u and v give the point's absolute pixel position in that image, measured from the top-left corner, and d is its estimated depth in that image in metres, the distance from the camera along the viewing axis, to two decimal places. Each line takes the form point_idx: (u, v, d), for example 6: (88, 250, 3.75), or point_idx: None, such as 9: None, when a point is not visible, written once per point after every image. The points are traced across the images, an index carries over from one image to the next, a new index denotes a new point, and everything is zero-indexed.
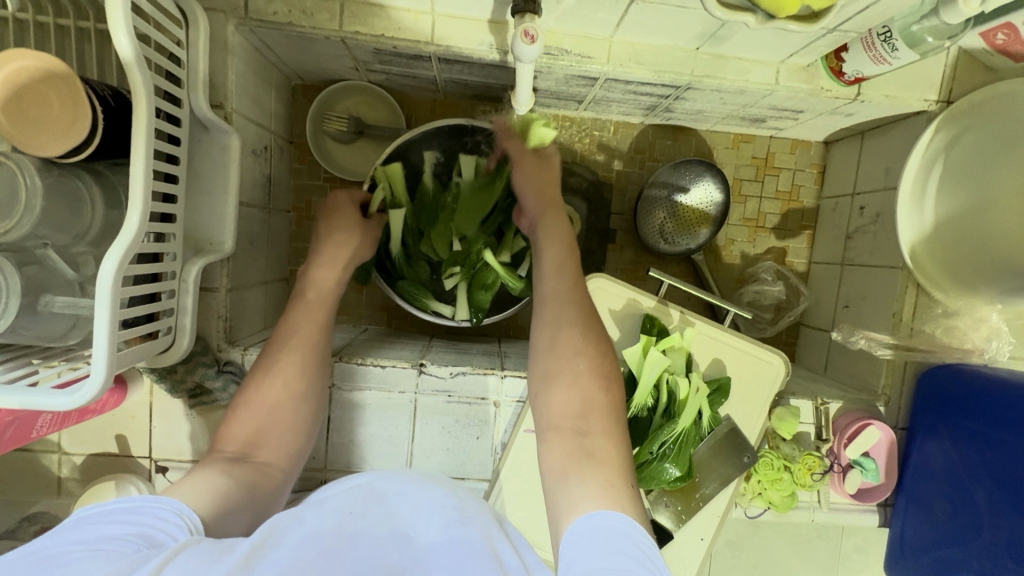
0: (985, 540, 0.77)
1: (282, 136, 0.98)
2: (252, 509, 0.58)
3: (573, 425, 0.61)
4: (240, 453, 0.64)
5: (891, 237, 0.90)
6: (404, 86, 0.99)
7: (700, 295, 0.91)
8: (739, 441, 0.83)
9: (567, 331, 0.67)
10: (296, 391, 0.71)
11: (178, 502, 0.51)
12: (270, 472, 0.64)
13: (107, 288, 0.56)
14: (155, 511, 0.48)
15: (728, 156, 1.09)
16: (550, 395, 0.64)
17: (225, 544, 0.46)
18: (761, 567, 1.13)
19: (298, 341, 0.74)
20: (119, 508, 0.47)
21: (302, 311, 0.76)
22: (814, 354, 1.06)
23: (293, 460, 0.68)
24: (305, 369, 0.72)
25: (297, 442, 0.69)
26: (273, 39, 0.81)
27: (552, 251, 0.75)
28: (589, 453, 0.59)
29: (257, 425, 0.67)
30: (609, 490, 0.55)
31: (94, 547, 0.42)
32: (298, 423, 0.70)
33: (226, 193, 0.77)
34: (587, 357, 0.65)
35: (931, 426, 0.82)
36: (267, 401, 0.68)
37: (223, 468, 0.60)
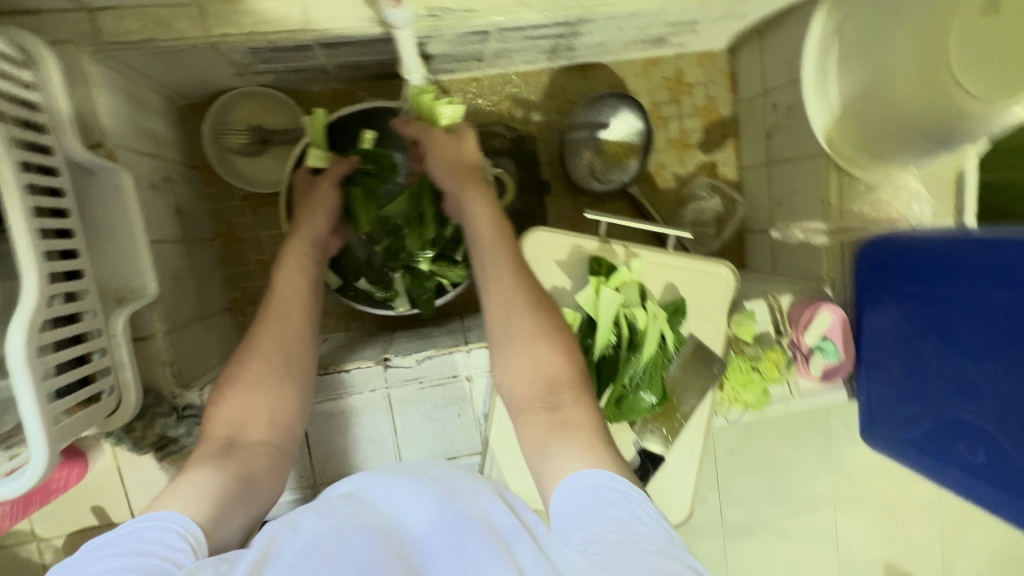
0: (939, 387, 0.80)
1: (182, 162, 0.93)
2: (247, 498, 0.57)
3: (544, 403, 0.63)
4: (228, 441, 0.61)
5: (804, 127, 0.93)
6: (297, 83, 0.94)
7: (646, 226, 0.91)
8: (706, 353, 0.86)
9: (520, 316, 0.66)
10: (280, 365, 0.67)
11: (181, 518, 0.50)
12: (264, 455, 0.62)
13: (23, 363, 0.53)
14: (158, 538, 0.47)
15: (640, 83, 1.09)
16: (512, 371, 0.65)
17: (224, 566, 0.43)
18: (762, 466, 1.20)
19: (277, 320, 0.71)
20: (121, 542, 0.46)
21: (282, 293, 0.73)
22: (761, 255, 1.10)
23: (286, 439, 0.65)
24: (281, 351, 0.68)
25: (287, 420, 0.66)
26: (138, 60, 0.75)
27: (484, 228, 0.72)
28: (564, 423, 0.60)
29: (240, 409, 0.63)
30: (590, 451, 0.57)
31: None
32: (293, 401, 0.66)
33: (132, 234, 0.73)
34: (545, 341, 0.65)
35: (875, 295, 0.87)
36: (248, 380, 0.65)
37: (215, 462, 0.58)
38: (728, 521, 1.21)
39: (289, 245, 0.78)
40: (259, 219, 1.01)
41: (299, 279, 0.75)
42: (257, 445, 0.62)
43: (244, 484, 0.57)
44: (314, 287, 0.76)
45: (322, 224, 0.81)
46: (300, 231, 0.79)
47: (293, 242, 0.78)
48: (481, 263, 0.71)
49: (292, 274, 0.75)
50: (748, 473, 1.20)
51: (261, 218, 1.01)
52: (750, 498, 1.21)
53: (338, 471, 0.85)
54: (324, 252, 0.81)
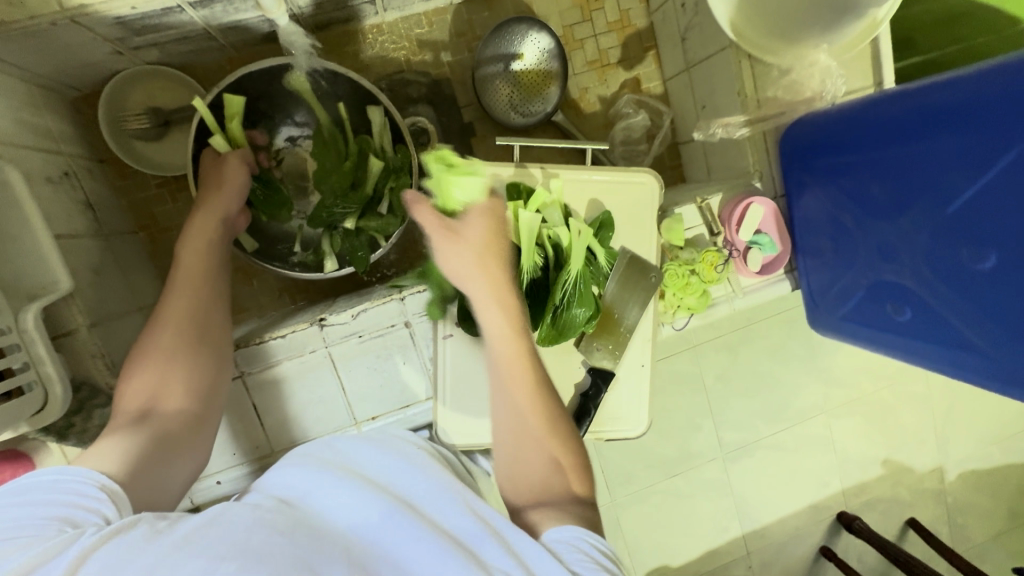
0: (864, 254, 0.80)
1: (84, 156, 0.90)
2: (166, 461, 0.57)
3: (546, 474, 0.58)
4: (144, 410, 0.60)
5: (712, 20, 0.90)
6: (188, 55, 0.91)
7: (565, 143, 0.89)
8: (642, 264, 0.86)
9: (529, 402, 0.60)
10: (190, 335, 0.67)
11: (90, 471, 0.50)
12: (183, 421, 0.62)
13: None
14: (70, 489, 0.47)
15: (548, 6, 1.05)
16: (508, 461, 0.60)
17: (159, 525, 0.43)
18: (753, 387, 1.22)
19: (187, 291, 0.70)
20: (30, 492, 0.46)
21: (189, 264, 0.72)
22: (695, 165, 1.09)
23: (206, 407, 0.65)
24: (194, 321, 0.68)
25: (204, 387, 0.66)
26: (1, 48, 0.72)
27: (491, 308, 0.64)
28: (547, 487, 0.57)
29: (152, 380, 0.62)
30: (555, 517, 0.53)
31: (7, 539, 0.42)
32: (209, 368, 0.67)
33: (31, 229, 0.71)
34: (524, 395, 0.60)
35: (800, 180, 0.86)
36: (160, 352, 0.65)
37: (128, 431, 0.57)
38: (727, 443, 1.23)
39: (194, 216, 0.76)
40: (180, 205, 0.99)
41: (206, 251, 0.74)
42: (176, 412, 0.62)
43: (163, 448, 0.58)
44: (221, 259, 0.76)
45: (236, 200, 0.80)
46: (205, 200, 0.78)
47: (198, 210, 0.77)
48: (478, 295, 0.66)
49: (197, 245, 0.74)
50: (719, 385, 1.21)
51: (182, 204, 0.99)
52: (747, 419, 1.23)
53: (295, 438, 0.85)
54: (232, 226, 0.81)
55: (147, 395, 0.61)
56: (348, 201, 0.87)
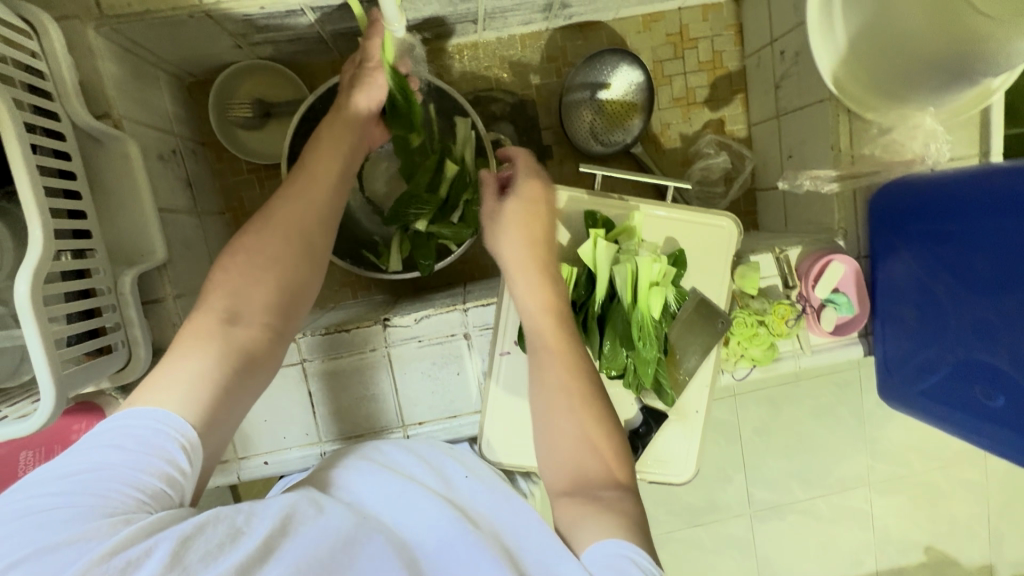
0: (954, 329, 0.76)
1: (190, 137, 0.96)
2: (243, 376, 0.59)
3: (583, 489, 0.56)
4: (229, 315, 0.60)
5: (813, 72, 0.88)
6: (296, 55, 0.96)
7: (644, 179, 0.89)
8: (711, 308, 0.83)
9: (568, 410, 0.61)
10: (294, 249, 0.66)
11: (181, 423, 0.52)
12: (263, 338, 0.61)
13: (29, 310, 0.56)
14: (160, 452, 0.50)
15: (642, 40, 1.06)
16: (550, 469, 0.60)
17: (239, 521, 0.46)
18: (794, 447, 1.16)
19: (302, 203, 0.69)
20: (115, 447, 0.49)
21: (310, 174, 0.72)
22: (772, 213, 1.06)
23: (285, 326, 0.64)
24: (299, 236, 0.67)
25: (290, 304, 0.65)
26: (140, 33, 0.78)
27: (537, 300, 0.70)
28: (595, 503, 0.53)
29: (245, 285, 0.62)
30: (621, 527, 0.50)
31: (99, 503, 0.45)
32: (299, 286, 0.66)
33: (140, 200, 0.76)
34: (581, 417, 0.60)
35: (889, 243, 0.82)
36: (259, 259, 0.64)
37: (214, 336, 0.57)
38: (758, 501, 1.18)
39: (325, 123, 0.76)
40: (266, 192, 1.04)
41: (327, 166, 0.73)
42: (258, 326, 0.61)
43: (242, 365, 0.58)
44: (341, 173, 0.74)
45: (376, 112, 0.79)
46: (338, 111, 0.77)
47: (329, 120, 0.76)
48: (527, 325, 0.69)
49: (327, 156, 0.73)
50: (767, 442, 1.16)
51: (268, 191, 1.04)
52: (782, 479, 1.17)
53: (344, 429, 0.87)
54: (362, 136, 0.79)
55: (235, 299, 0.61)
56: (426, 203, 0.91)
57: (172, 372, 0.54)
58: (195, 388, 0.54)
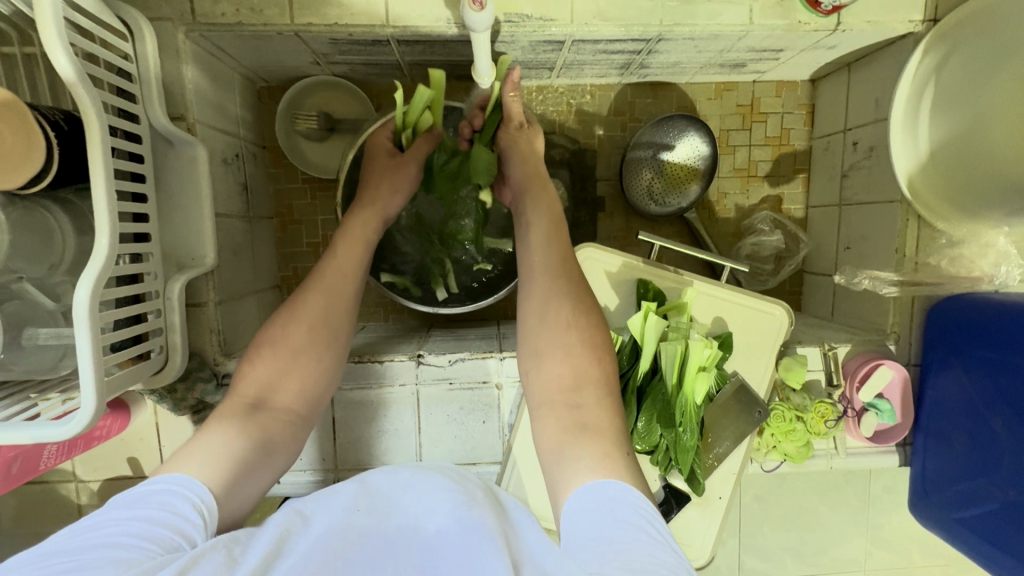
0: (1007, 468, 0.74)
1: (254, 142, 0.97)
2: (266, 464, 0.59)
3: (566, 398, 0.59)
4: (255, 402, 0.62)
5: (887, 170, 0.87)
6: (369, 75, 0.97)
7: (699, 254, 0.87)
8: (750, 397, 0.81)
9: (556, 308, 0.64)
10: (322, 335, 0.69)
11: (200, 487, 0.52)
12: (286, 421, 0.63)
13: (85, 316, 0.56)
14: (174, 508, 0.48)
15: (711, 107, 1.05)
16: (542, 367, 0.62)
17: (236, 551, 0.44)
18: (793, 519, 1.13)
19: (328, 289, 0.71)
20: (128, 508, 0.48)
21: (338, 265, 0.73)
22: (819, 300, 1.04)
23: (311, 412, 0.66)
24: (324, 323, 0.69)
25: (315, 391, 0.67)
26: (226, 41, 0.78)
27: (540, 228, 0.71)
28: (582, 426, 0.57)
29: (274, 372, 0.65)
30: (605, 462, 0.53)
31: (112, 553, 0.42)
32: (322, 374, 0.68)
33: (200, 205, 0.76)
34: (579, 332, 0.62)
35: (944, 359, 0.81)
36: (289, 346, 0.67)
37: (240, 422, 0.59)
38: (746, 569, 1.14)
39: (354, 214, 0.78)
40: (317, 203, 1.05)
41: (356, 254, 0.75)
42: (282, 409, 0.63)
43: (262, 449, 0.59)
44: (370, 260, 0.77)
45: (397, 202, 0.82)
46: (365, 204, 0.79)
47: (357, 210, 0.79)
48: (529, 248, 0.70)
49: (353, 244, 0.76)
50: (778, 528, 1.13)
51: (319, 202, 1.05)
52: (775, 550, 1.14)
53: (359, 458, 0.86)
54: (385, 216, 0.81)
55: (264, 387, 0.64)
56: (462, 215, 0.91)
57: (198, 450, 0.56)
58: (218, 464, 0.55)
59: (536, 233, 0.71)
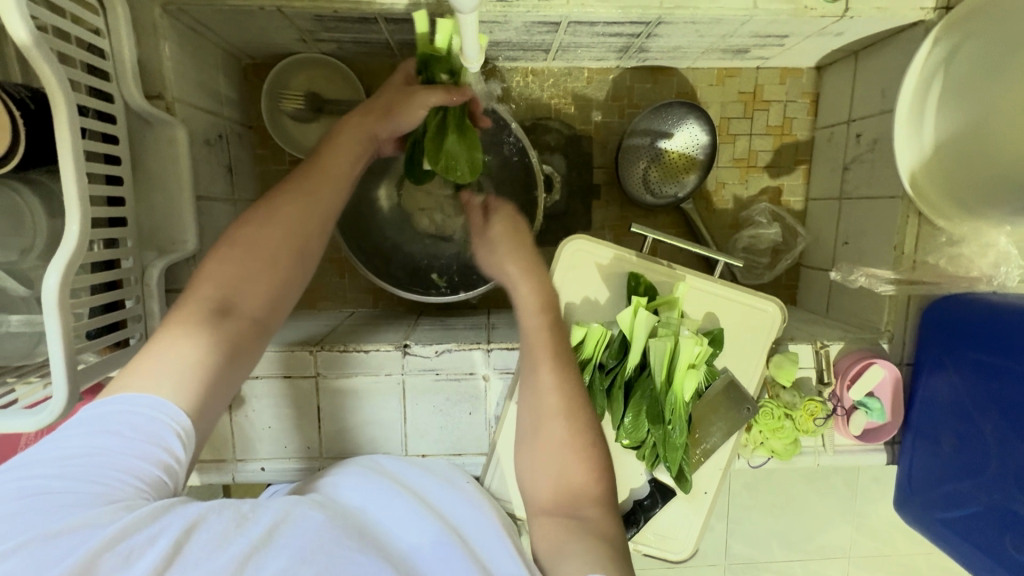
0: (995, 472, 0.73)
1: (239, 121, 0.94)
2: (223, 381, 0.55)
3: (563, 511, 0.61)
4: (221, 306, 0.57)
5: (888, 165, 0.84)
6: (358, 54, 0.94)
7: (693, 248, 0.86)
8: (738, 393, 0.80)
9: (554, 416, 0.67)
10: (291, 246, 0.63)
11: (175, 410, 0.50)
12: (251, 332, 0.58)
13: (53, 305, 0.54)
14: (154, 435, 0.48)
15: (712, 93, 1.02)
16: (538, 481, 0.65)
17: (243, 511, 0.48)
18: (781, 502, 1.13)
19: (307, 199, 0.65)
20: (113, 428, 0.47)
21: (323, 170, 0.68)
22: (815, 294, 1.03)
23: (275, 320, 0.61)
24: (297, 233, 0.64)
25: (278, 298, 0.62)
26: (206, 16, 0.75)
27: (532, 301, 0.73)
28: (574, 529, 0.59)
29: (238, 278, 0.59)
30: (594, 558, 0.53)
31: (99, 493, 0.44)
32: (290, 286, 0.63)
33: (180, 188, 0.74)
34: (571, 437, 0.65)
35: (938, 359, 0.79)
36: (259, 249, 0.61)
37: (202, 327, 0.55)
38: (735, 550, 1.15)
39: (346, 121, 0.72)
40: None
41: (341, 169, 0.69)
42: (248, 317, 0.58)
43: (226, 360, 0.55)
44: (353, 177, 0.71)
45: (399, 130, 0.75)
46: (367, 109, 0.73)
47: (355, 113, 0.73)
48: (557, 350, 0.71)
49: (342, 159, 0.70)
50: (765, 519, 1.14)
51: None
52: (763, 531, 1.14)
53: (346, 448, 0.85)
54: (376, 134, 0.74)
55: (227, 291, 0.58)
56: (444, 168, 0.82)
57: (160, 357, 0.52)
58: (184, 376, 0.52)
59: (535, 326, 0.71)
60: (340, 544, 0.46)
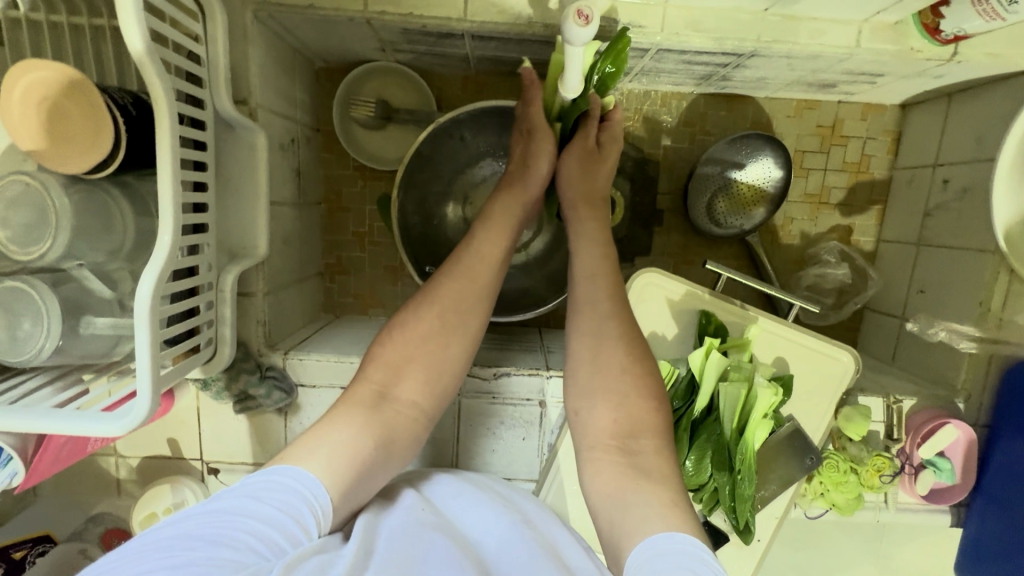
0: None
1: (309, 125, 0.93)
2: (381, 468, 0.55)
3: (620, 443, 0.57)
4: (382, 391, 0.59)
5: (979, 217, 0.81)
6: (432, 65, 0.92)
7: (761, 286, 0.83)
8: (803, 443, 0.78)
9: (610, 345, 0.62)
10: (451, 324, 0.64)
11: (318, 490, 0.48)
12: (408, 419, 0.59)
13: (144, 313, 0.54)
14: (293, 511, 0.46)
15: (789, 125, 0.99)
16: (595, 412, 0.60)
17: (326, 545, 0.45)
18: None
19: (461, 274, 0.66)
20: (256, 499, 0.46)
21: (478, 251, 0.68)
22: (880, 341, 0.99)
23: (434, 406, 0.62)
24: (455, 312, 0.64)
25: (437, 384, 0.62)
26: (294, 23, 0.74)
27: (590, 252, 0.69)
28: (641, 471, 0.55)
29: (402, 362, 0.61)
30: (674, 510, 0.51)
31: (227, 553, 0.40)
32: (450, 367, 0.63)
33: (257, 194, 0.74)
34: (633, 376, 0.61)
35: (1020, 426, 0.77)
36: (418, 329, 0.63)
37: (364, 413, 0.56)
38: None
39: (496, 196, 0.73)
40: (366, 192, 1.02)
41: (501, 237, 0.69)
42: (407, 403, 0.60)
43: (383, 446, 0.55)
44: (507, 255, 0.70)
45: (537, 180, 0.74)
46: (512, 187, 0.74)
47: (504, 191, 0.73)
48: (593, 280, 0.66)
49: (488, 232, 0.69)
50: None
51: (368, 191, 1.02)
52: None
53: None
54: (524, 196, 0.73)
55: (389, 378, 0.60)
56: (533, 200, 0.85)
57: (324, 437, 0.53)
58: (342, 457, 0.52)
59: (589, 252, 0.68)
60: (426, 554, 0.45)
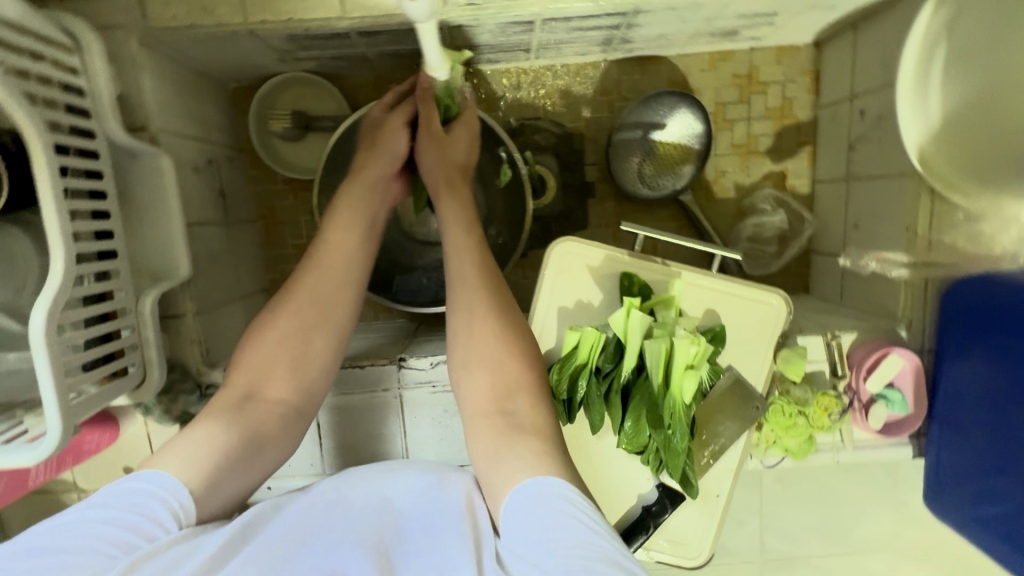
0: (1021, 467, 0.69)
1: (229, 145, 0.95)
2: (247, 465, 0.59)
3: (498, 407, 0.61)
4: (247, 393, 0.63)
5: (894, 142, 0.79)
6: (340, 69, 0.94)
7: (687, 241, 0.83)
8: (745, 391, 0.77)
9: (481, 314, 0.66)
10: (309, 321, 0.69)
11: (174, 487, 0.52)
12: (277, 414, 0.64)
13: (41, 343, 0.55)
14: (146, 509, 0.50)
15: (705, 79, 0.98)
16: (473, 379, 0.64)
17: (199, 541, 0.49)
18: None
19: (319, 274, 0.71)
20: (107, 507, 0.50)
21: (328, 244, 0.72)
22: (827, 282, 0.98)
23: (306, 402, 0.67)
24: (316, 307, 0.69)
25: (306, 381, 0.67)
26: (183, 45, 0.76)
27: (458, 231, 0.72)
28: (517, 429, 0.59)
29: (263, 364, 0.66)
30: (540, 460, 0.55)
31: (71, 559, 0.45)
32: (313, 362, 0.68)
33: (168, 215, 0.75)
34: (503, 340, 0.65)
35: (961, 346, 0.75)
36: (277, 333, 0.67)
37: (226, 418, 0.60)
38: None
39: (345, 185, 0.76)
40: (299, 204, 1.03)
41: (352, 232, 0.73)
42: (275, 401, 0.64)
43: (246, 445, 0.59)
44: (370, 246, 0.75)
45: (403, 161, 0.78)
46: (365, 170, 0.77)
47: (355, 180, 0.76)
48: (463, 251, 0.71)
49: (339, 225, 0.73)
50: None
51: (300, 202, 1.03)
52: None
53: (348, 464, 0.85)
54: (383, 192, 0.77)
55: (252, 380, 0.64)
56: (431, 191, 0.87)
57: (181, 444, 0.57)
58: (196, 459, 0.55)
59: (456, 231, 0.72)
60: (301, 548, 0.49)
